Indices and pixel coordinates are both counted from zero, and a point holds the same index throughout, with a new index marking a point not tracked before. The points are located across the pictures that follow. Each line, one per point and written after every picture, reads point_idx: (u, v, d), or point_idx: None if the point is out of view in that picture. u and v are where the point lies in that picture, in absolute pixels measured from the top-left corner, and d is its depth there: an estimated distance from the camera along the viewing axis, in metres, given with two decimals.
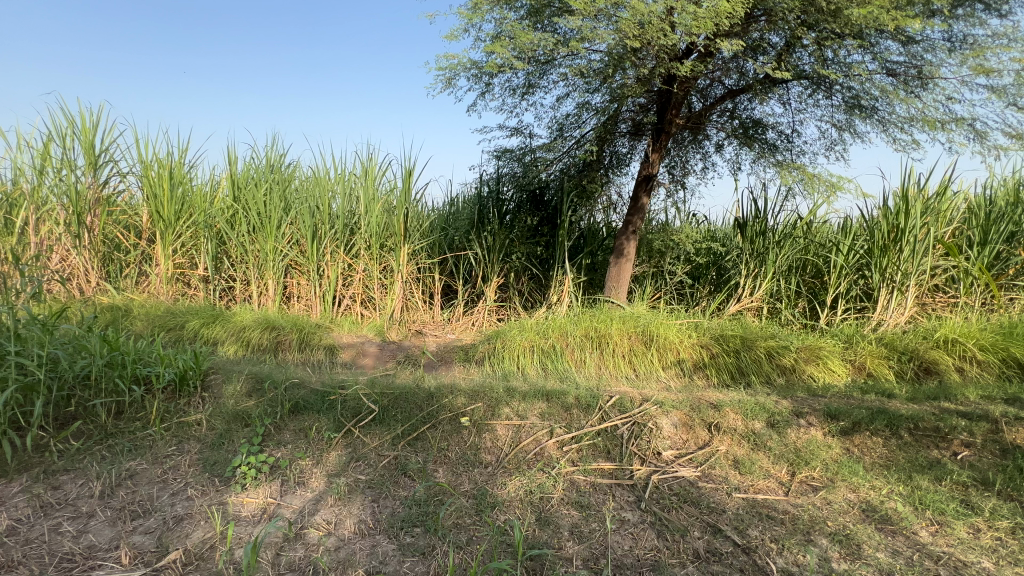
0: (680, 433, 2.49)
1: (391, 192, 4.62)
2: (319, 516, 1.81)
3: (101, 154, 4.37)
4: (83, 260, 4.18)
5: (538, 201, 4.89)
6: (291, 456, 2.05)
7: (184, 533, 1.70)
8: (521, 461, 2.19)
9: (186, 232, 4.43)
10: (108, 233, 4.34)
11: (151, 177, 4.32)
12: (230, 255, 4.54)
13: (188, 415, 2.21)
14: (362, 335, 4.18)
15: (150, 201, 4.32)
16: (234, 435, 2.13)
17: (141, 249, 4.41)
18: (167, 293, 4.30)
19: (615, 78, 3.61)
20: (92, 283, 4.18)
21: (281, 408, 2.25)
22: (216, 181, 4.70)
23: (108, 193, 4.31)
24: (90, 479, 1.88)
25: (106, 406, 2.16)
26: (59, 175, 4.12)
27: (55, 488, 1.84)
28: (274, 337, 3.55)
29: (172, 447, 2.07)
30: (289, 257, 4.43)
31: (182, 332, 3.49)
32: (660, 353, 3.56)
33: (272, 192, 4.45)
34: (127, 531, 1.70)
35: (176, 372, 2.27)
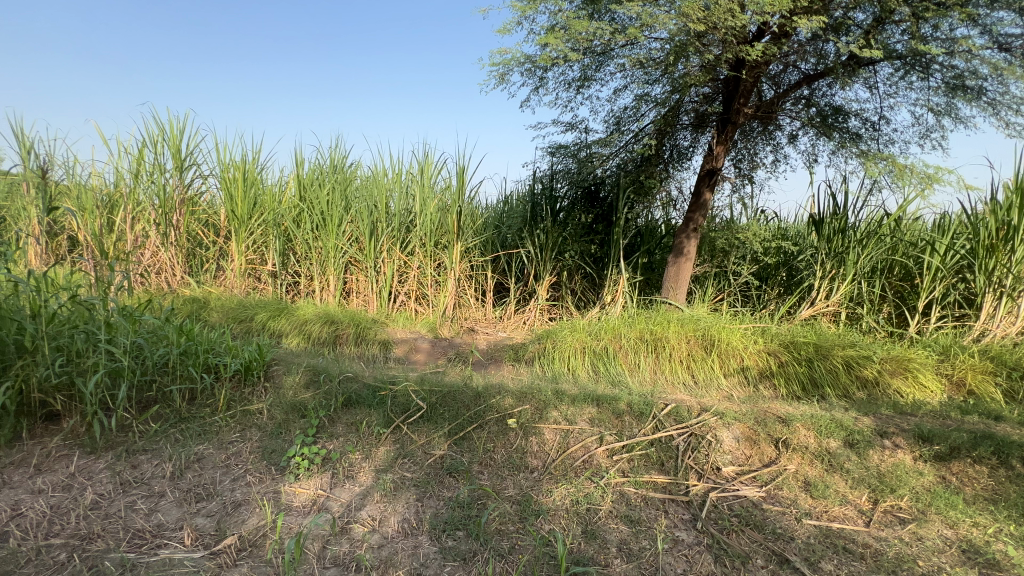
0: (742, 448, 2.30)
1: (446, 191, 4.68)
2: (365, 512, 1.83)
3: (186, 158, 4.76)
4: (170, 255, 4.55)
5: (593, 198, 4.74)
6: (343, 449, 2.10)
7: (240, 519, 1.77)
8: (568, 468, 2.12)
9: (258, 230, 4.70)
10: (192, 231, 4.69)
11: (228, 178, 4.63)
12: (295, 252, 4.77)
13: (252, 404, 2.34)
14: (416, 330, 4.25)
15: (227, 201, 4.63)
16: (290, 426, 2.21)
17: (219, 245, 4.73)
18: (240, 287, 4.60)
19: (677, 67, 3.41)
20: (176, 277, 4.54)
21: (335, 401, 2.31)
22: (284, 181, 4.95)
23: (192, 194, 4.67)
24: (163, 461, 2.01)
25: (181, 392, 2.33)
26: (151, 178, 4.52)
27: (133, 467, 1.98)
28: (333, 331, 3.69)
29: (235, 434, 2.18)
30: (349, 254, 4.60)
31: (251, 324, 3.71)
32: (722, 359, 3.34)
33: (334, 191, 4.64)
34: (191, 513, 1.80)
35: (241, 363, 2.44)
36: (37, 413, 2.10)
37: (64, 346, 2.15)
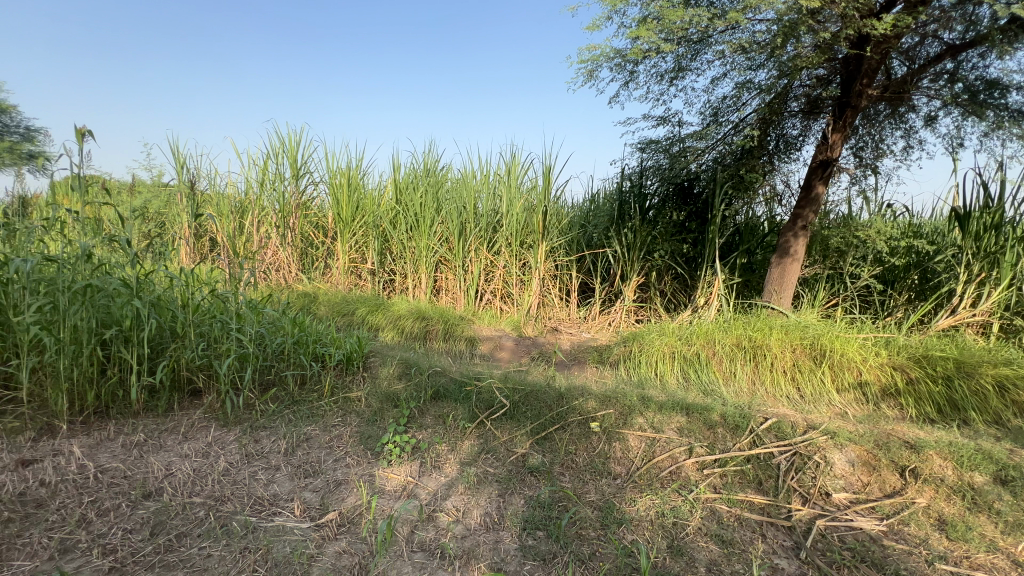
0: (858, 473, 2.06)
1: (532, 190, 4.72)
2: (450, 502, 1.89)
3: (301, 167, 5.31)
4: (286, 254, 5.08)
5: (686, 195, 4.49)
6: (431, 440, 2.21)
7: (340, 497, 1.89)
8: (654, 478, 2.03)
9: (360, 231, 5.10)
10: (305, 232, 5.21)
11: (335, 184, 5.09)
12: (392, 251, 5.11)
13: (352, 391, 2.59)
14: (500, 328, 4.35)
15: (334, 205, 5.09)
16: (384, 414, 2.40)
17: (326, 245, 5.20)
18: (344, 283, 5.01)
19: (786, 49, 3.11)
20: (292, 274, 5.06)
21: (424, 393, 2.50)
22: (382, 185, 5.33)
23: (305, 200, 5.20)
24: (279, 438, 2.25)
25: (294, 377, 2.64)
26: (274, 186, 5.11)
27: (255, 441, 2.22)
28: (424, 326, 3.89)
29: (338, 418, 2.41)
30: (439, 254, 4.83)
31: (352, 317, 4.03)
32: (834, 372, 2.99)
33: (427, 194, 4.91)
34: (300, 487, 1.96)
35: (344, 354, 2.76)
36: (184, 389, 2.48)
37: (205, 333, 2.52)
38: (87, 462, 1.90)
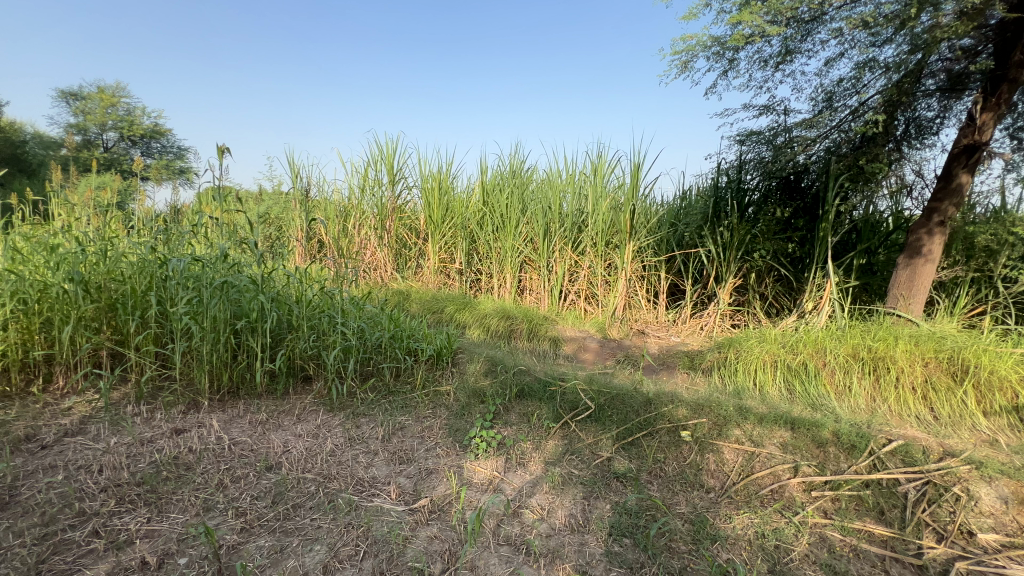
0: (1014, 513, 1.79)
1: (619, 189, 4.62)
2: (535, 500, 1.89)
3: (397, 174, 5.68)
4: (382, 254, 5.43)
5: (793, 189, 4.12)
6: (516, 437, 2.26)
7: (431, 485, 1.97)
8: (752, 495, 1.89)
9: (449, 233, 5.32)
10: (400, 235, 5.56)
11: (427, 188, 5.37)
12: (479, 252, 5.29)
13: (442, 385, 2.78)
14: (584, 329, 4.30)
15: (426, 208, 5.37)
16: (472, 409, 2.51)
17: (419, 246, 5.51)
18: (434, 283, 5.25)
19: (920, 19, 2.73)
20: (387, 273, 5.40)
21: (509, 391, 2.57)
22: (470, 188, 5.53)
23: (400, 204, 5.54)
24: (377, 425, 2.42)
25: (390, 369, 2.85)
26: (373, 192, 5.52)
27: (357, 426, 2.41)
28: (509, 325, 3.97)
29: (429, 410, 2.56)
30: (524, 254, 4.90)
31: (442, 315, 4.20)
32: (979, 393, 2.59)
33: (514, 195, 5.01)
34: (396, 472, 2.06)
35: (435, 349, 2.95)
36: (298, 375, 2.77)
37: (316, 325, 2.81)
38: (223, 435, 2.20)
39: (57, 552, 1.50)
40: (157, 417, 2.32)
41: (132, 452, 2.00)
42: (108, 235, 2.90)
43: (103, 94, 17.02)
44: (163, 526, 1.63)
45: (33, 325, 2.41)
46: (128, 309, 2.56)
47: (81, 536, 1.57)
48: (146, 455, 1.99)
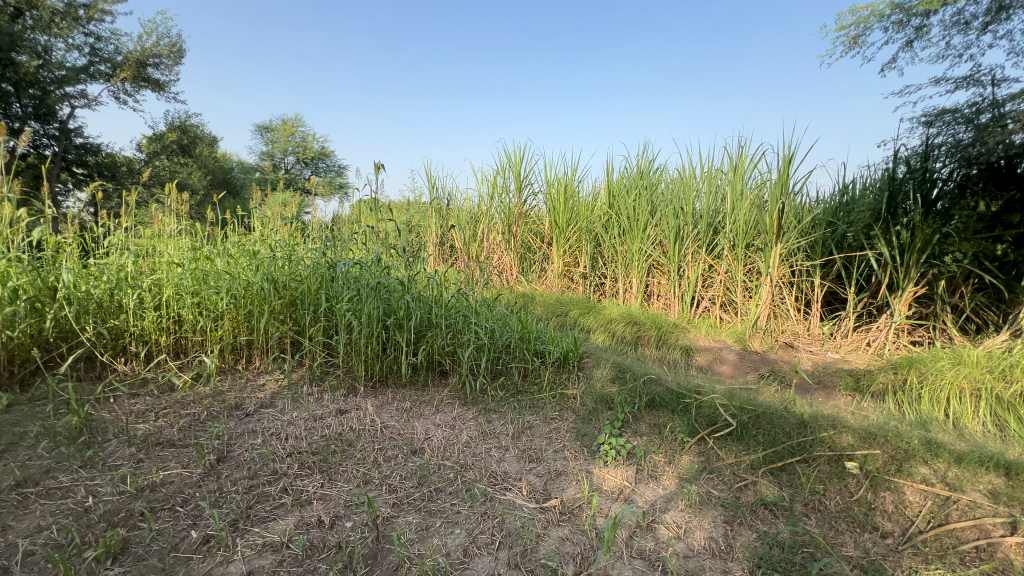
0: None
1: (763, 186, 4.19)
2: (669, 516, 1.79)
3: (524, 180, 5.86)
4: (509, 258, 5.63)
5: (1004, 177, 3.38)
6: (647, 448, 2.19)
7: (560, 486, 1.98)
8: (946, 550, 1.57)
9: (573, 236, 5.32)
10: (525, 239, 5.72)
11: (552, 193, 5.45)
12: (604, 255, 5.22)
13: (568, 388, 2.82)
14: (720, 339, 3.98)
15: (551, 212, 5.45)
16: (599, 415, 2.51)
17: (543, 249, 5.61)
18: (557, 286, 5.29)
19: None
20: (513, 276, 5.59)
21: (639, 400, 2.53)
22: (595, 191, 5.49)
23: (526, 209, 5.71)
24: (507, 422, 2.52)
25: (518, 369, 2.98)
26: (501, 198, 5.76)
27: (488, 421, 2.54)
28: (636, 331, 3.83)
29: (556, 413, 2.60)
30: (652, 258, 4.71)
31: (566, 318, 4.19)
32: None
33: (642, 197, 4.85)
34: (526, 470, 2.11)
35: (562, 352, 3.01)
36: (436, 369, 3.02)
37: (453, 324, 3.04)
38: (375, 418, 2.49)
39: (258, 501, 1.83)
40: (325, 398, 2.70)
41: (309, 426, 2.36)
42: (291, 243, 3.49)
43: (285, 125, 20.49)
44: (333, 492, 1.89)
45: (240, 315, 2.99)
46: (305, 304, 3.04)
47: (275, 490, 1.89)
48: (318, 429, 2.34)
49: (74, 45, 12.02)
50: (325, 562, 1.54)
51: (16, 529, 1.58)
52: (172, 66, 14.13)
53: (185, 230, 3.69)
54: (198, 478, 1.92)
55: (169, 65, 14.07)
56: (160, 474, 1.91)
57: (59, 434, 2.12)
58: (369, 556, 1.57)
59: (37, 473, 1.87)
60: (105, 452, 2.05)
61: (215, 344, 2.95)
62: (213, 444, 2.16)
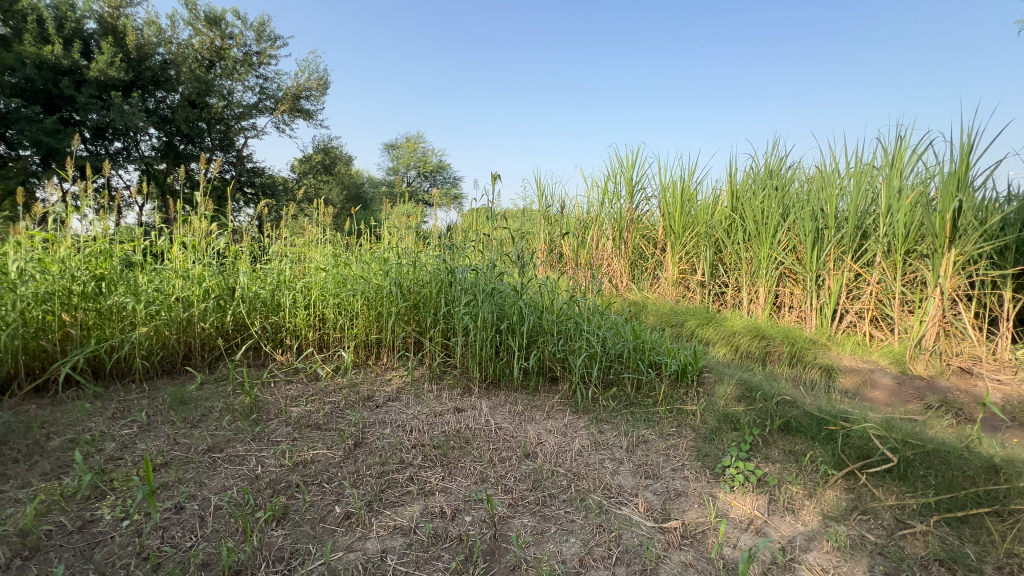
0: None
1: (931, 181, 3.55)
2: (812, 557, 1.58)
3: (636, 185, 5.68)
4: (619, 265, 5.48)
5: None
6: (781, 477, 1.98)
7: (681, 508, 1.87)
8: None
9: (690, 242, 5.01)
10: (636, 245, 5.53)
11: (668, 197, 5.20)
12: (725, 262, 4.86)
13: (687, 404, 2.66)
14: (871, 359, 3.47)
15: (665, 217, 5.21)
16: (723, 435, 2.34)
17: (656, 256, 5.37)
18: (672, 295, 5.03)
19: None
20: (624, 283, 5.43)
21: (771, 424, 2.33)
22: (716, 194, 5.12)
23: (638, 214, 5.52)
24: (620, 434, 2.45)
25: (632, 381, 2.90)
26: (611, 204, 5.63)
27: (601, 431, 2.49)
28: (764, 347, 3.48)
29: (673, 428, 2.48)
30: (784, 266, 4.25)
31: (682, 329, 3.95)
32: None
33: (771, 198, 4.40)
34: (642, 486, 2.03)
35: (680, 364, 2.85)
36: (547, 375, 3.06)
37: (564, 330, 3.05)
38: (489, 419, 2.58)
39: (389, 486, 2.00)
40: (443, 395, 2.88)
41: (430, 421, 2.53)
42: (415, 250, 3.78)
43: (409, 142, 22.33)
44: (453, 486, 2.00)
45: (372, 315, 3.32)
46: (427, 307, 3.27)
47: (403, 478, 2.05)
48: (439, 425, 2.50)
49: (249, 86, 14.46)
50: (448, 552, 1.62)
51: (208, 485, 1.93)
52: (319, 97, 16.27)
53: (328, 239, 4.20)
54: (339, 459, 2.17)
55: (317, 96, 16.22)
56: (311, 453, 2.18)
57: (235, 410, 2.54)
58: (487, 552, 1.63)
59: (221, 442, 2.26)
60: (268, 429, 2.41)
61: (351, 341, 3.31)
62: (350, 430, 2.42)
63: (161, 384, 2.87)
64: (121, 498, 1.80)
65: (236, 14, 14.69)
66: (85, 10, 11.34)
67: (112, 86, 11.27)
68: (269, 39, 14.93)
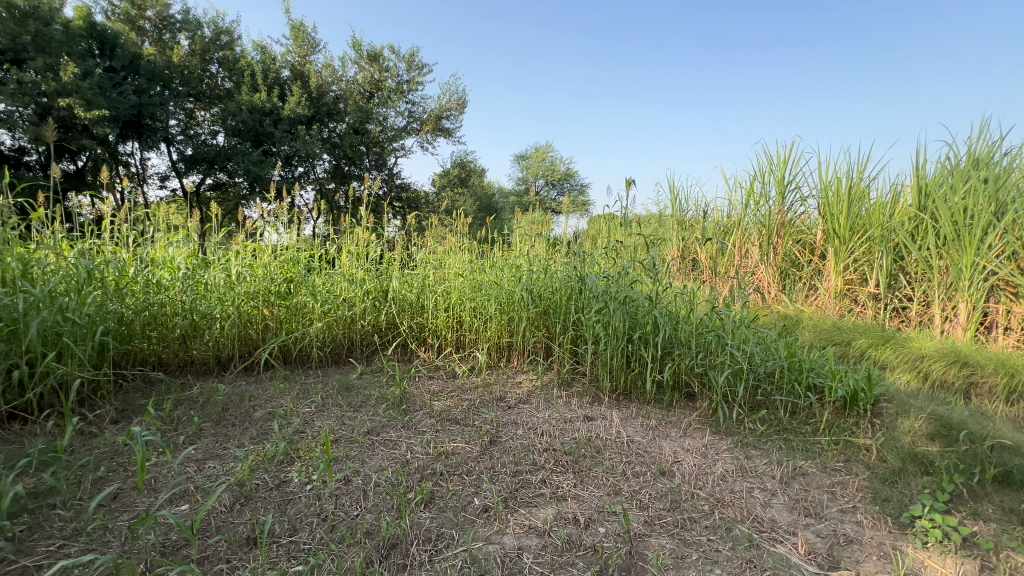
0: None
1: None
2: None
3: (789, 184, 5.08)
4: (767, 274, 4.93)
5: None
6: (998, 541, 1.59)
7: (854, 557, 1.60)
8: None
9: (861, 247, 4.31)
10: (789, 252, 4.93)
11: (830, 197, 4.56)
12: (908, 272, 4.08)
13: (857, 436, 2.30)
14: None
15: (827, 220, 4.57)
16: (909, 479, 1.97)
17: (814, 264, 4.73)
18: (834, 309, 4.37)
19: None
20: (772, 293, 4.88)
21: (981, 473, 1.89)
22: (896, 191, 4.36)
23: (791, 217, 4.93)
24: (772, 463, 2.19)
25: (784, 405, 2.62)
26: (758, 206, 5.12)
27: (747, 457, 2.26)
28: (967, 376, 2.83)
29: (839, 463, 2.16)
30: (997, 276, 3.42)
31: (848, 348, 3.41)
32: None
33: (977, 194, 3.60)
34: (802, 524, 1.79)
35: (848, 391, 2.46)
36: (683, 390, 2.89)
37: (704, 343, 2.85)
38: (621, 430, 2.51)
39: (522, 486, 2.06)
40: (573, 402, 2.88)
41: (561, 427, 2.56)
42: (546, 257, 3.87)
43: (539, 151, 22.94)
44: (585, 495, 1.99)
45: (504, 319, 3.47)
46: (557, 313, 3.31)
47: (536, 480, 2.10)
48: (569, 432, 2.51)
49: (400, 112, 16.27)
50: (583, 561, 1.62)
51: (369, 464, 2.19)
52: (458, 116, 17.63)
53: (466, 247, 4.51)
54: (477, 454, 2.30)
55: (456, 115, 17.60)
56: (452, 446, 2.36)
57: (388, 400, 2.86)
58: (624, 567, 1.58)
59: (377, 426, 2.56)
60: (415, 419, 2.66)
61: (485, 343, 3.50)
62: (486, 427, 2.56)
63: (332, 371, 3.37)
64: (305, 465, 2.14)
65: (391, 50, 16.72)
66: (283, 62, 13.96)
67: (299, 121, 13.62)
68: (417, 68, 16.66)
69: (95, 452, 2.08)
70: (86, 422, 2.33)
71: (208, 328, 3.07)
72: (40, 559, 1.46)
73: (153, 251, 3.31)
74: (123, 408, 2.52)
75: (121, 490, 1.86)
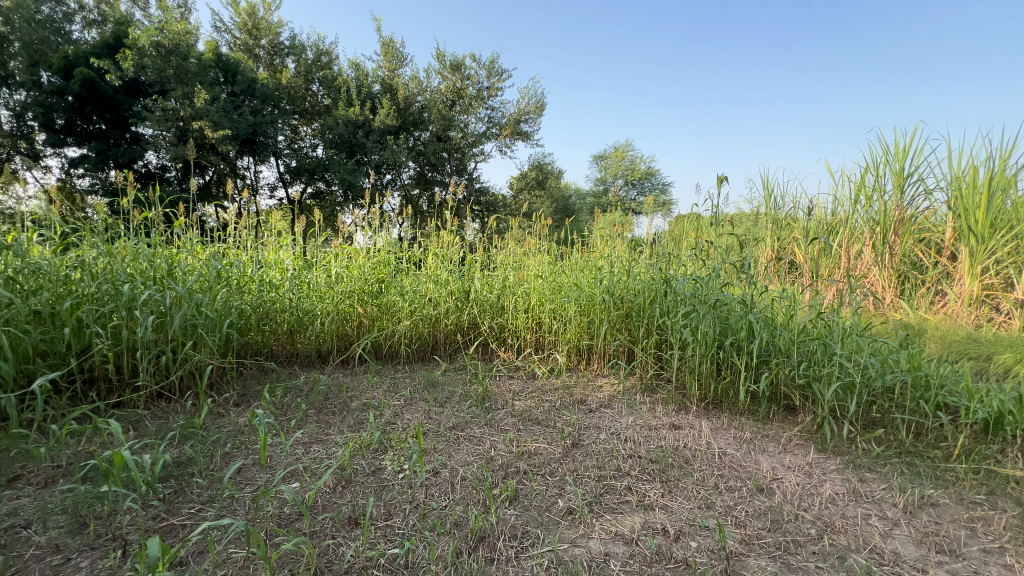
0: None
1: None
2: None
3: (910, 176, 4.50)
4: (882, 277, 4.39)
5: None
6: None
7: None
8: None
9: (1005, 246, 3.77)
10: (910, 252, 4.38)
11: (965, 188, 3.99)
12: None
13: (1004, 467, 1.99)
14: None
15: (961, 216, 4.01)
16: None
17: (942, 266, 4.20)
18: (969, 317, 3.79)
19: None
20: (889, 299, 4.30)
21: None
22: None
23: (913, 213, 4.38)
24: (892, 489, 1.96)
25: (907, 425, 2.33)
26: (871, 201, 4.57)
27: (861, 479, 2.04)
28: None
29: (980, 495, 1.88)
30: None
31: (988, 364, 2.95)
32: None
33: None
34: (933, 561, 1.57)
35: (991, 413, 2.13)
36: (781, 403, 2.67)
37: (807, 353, 2.61)
38: (711, 441, 2.38)
39: (607, 491, 2.02)
40: (657, 409, 2.77)
41: (646, 434, 2.48)
42: (628, 258, 3.77)
43: (618, 150, 22.36)
44: (674, 506, 1.91)
45: (584, 322, 3.43)
46: (640, 315, 3.21)
47: (620, 486, 2.05)
48: (654, 439, 2.42)
49: (480, 118, 16.72)
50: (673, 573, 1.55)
51: (455, 458, 2.27)
52: (536, 119, 17.76)
53: (545, 249, 4.52)
54: (559, 455, 2.30)
55: (534, 118, 17.74)
56: (535, 446, 2.38)
57: (471, 397, 2.95)
58: None
59: (462, 422, 2.65)
60: (497, 417, 2.72)
61: (565, 344, 3.49)
62: (567, 429, 2.55)
63: (418, 366, 3.54)
64: (397, 455, 2.27)
65: (472, 59, 17.24)
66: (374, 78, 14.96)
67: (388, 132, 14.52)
68: (497, 75, 17.04)
69: (223, 430, 2.36)
70: (215, 403, 2.66)
71: (311, 324, 3.37)
72: (185, 519, 1.68)
73: (267, 254, 3.70)
74: (244, 393, 2.84)
75: (244, 465, 2.10)
